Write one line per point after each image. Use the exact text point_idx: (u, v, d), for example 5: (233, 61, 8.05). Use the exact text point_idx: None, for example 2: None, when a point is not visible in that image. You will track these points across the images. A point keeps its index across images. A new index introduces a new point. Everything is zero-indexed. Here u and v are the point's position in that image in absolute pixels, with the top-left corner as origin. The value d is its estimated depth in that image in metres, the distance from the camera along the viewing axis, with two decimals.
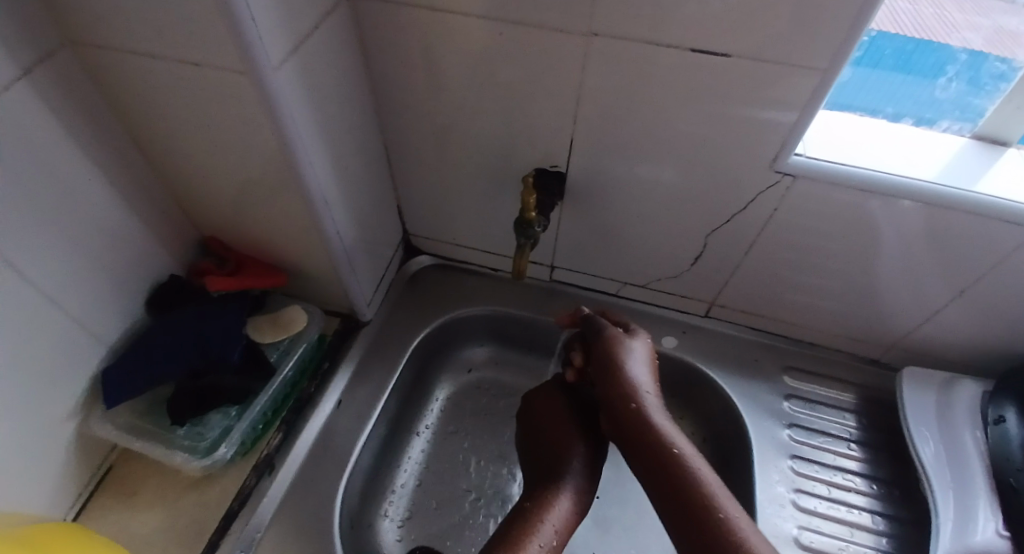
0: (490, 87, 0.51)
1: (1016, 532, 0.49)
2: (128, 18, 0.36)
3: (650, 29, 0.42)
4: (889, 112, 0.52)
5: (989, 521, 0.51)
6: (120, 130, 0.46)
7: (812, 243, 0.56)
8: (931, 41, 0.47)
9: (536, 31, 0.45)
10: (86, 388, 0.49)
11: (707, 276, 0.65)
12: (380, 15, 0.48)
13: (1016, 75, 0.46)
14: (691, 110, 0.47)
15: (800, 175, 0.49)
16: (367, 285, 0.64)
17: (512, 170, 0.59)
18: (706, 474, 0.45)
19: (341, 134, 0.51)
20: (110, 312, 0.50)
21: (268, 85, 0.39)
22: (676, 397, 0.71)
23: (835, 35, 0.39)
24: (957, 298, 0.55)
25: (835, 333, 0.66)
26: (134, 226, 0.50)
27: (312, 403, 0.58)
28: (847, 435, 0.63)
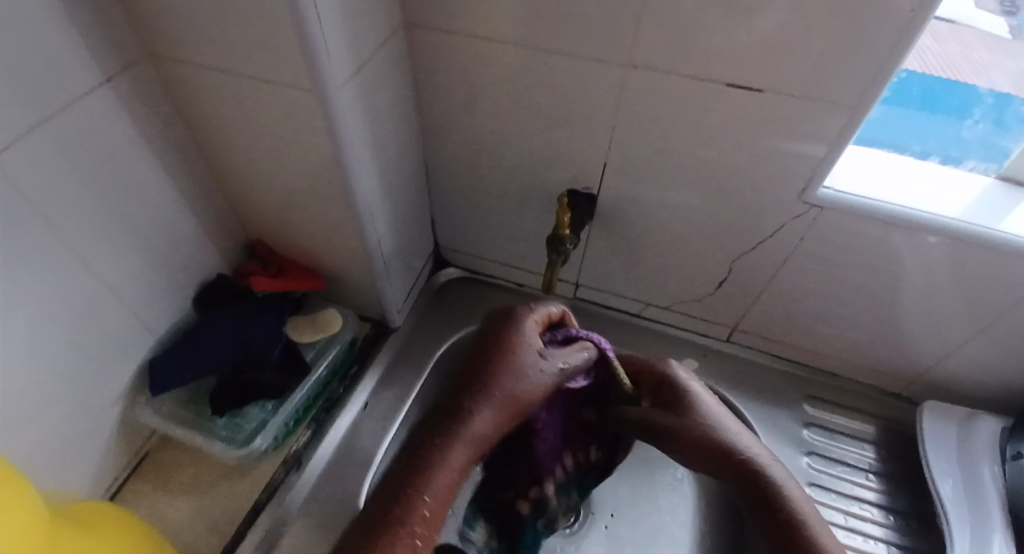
0: (530, 110, 0.53)
1: None
2: (207, 35, 0.40)
3: (688, 63, 0.45)
4: (916, 149, 0.53)
5: None
6: (187, 136, 0.49)
7: (835, 273, 0.57)
8: (959, 82, 0.51)
9: (578, 61, 0.47)
10: (133, 376, 0.52)
11: (730, 301, 0.66)
12: (433, 41, 0.51)
13: None
14: (723, 141, 0.49)
15: (825, 206, 0.51)
16: (399, 293, 0.66)
17: (545, 190, 0.61)
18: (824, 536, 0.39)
19: (388, 149, 0.54)
20: (162, 305, 0.52)
21: (329, 101, 0.42)
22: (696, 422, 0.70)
23: (864, 76, 0.41)
24: (979, 335, 0.56)
25: (856, 364, 0.67)
26: (191, 226, 0.53)
27: (342, 404, 0.60)
28: (865, 465, 0.63)
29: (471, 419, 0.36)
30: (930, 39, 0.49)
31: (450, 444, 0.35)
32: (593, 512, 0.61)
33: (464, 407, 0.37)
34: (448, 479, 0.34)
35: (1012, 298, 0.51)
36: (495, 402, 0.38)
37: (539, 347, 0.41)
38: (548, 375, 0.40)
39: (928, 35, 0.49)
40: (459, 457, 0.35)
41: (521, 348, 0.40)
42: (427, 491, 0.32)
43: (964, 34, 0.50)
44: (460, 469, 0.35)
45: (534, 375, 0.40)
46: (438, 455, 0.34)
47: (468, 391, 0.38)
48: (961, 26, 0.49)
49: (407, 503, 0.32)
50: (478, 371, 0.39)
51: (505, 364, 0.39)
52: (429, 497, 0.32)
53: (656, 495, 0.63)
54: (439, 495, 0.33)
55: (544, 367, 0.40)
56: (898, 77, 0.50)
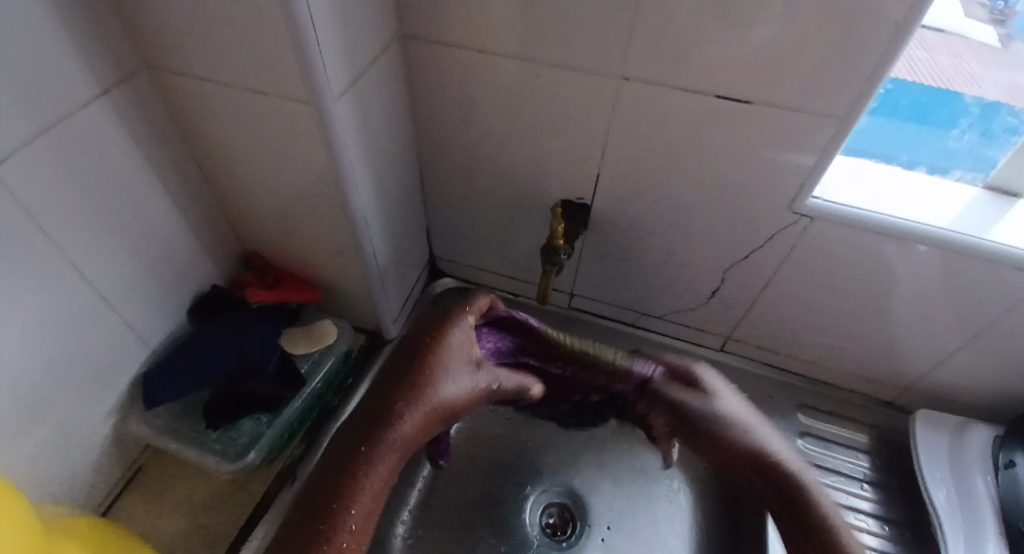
0: (524, 122, 0.54)
1: None
2: (205, 48, 0.40)
3: (680, 76, 0.45)
4: (904, 159, 0.55)
5: None
6: (184, 147, 0.50)
7: (827, 282, 0.58)
8: (948, 92, 0.51)
9: (571, 74, 0.48)
10: (126, 388, 0.51)
11: (723, 311, 0.66)
12: (428, 54, 0.51)
13: None
14: (715, 152, 0.50)
15: (816, 216, 0.51)
16: (395, 304, 0.66)
17: (539, 200, 0.62)
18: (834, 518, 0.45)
19: (384, 159, 0.54)
20: (157, 315, 0.52)
21: (326, 113, 0.42)
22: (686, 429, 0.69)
23: (851, 88, 0.42)
24: (970, 343, 0.57)
25: (849, 372, 0.67)
26: (186, 237, 0.53)
27: (337, 416, 0.59)
28: (859, 475, 0.63)
29: (399, 424, 0.41)
30: (920, 50, 0.48)
31: (380, 448, 0.40)
32: (590, 523, 0.61)
33: (391, 415, 0.41)
34: (376, 483, 0.39)
35: (1002, 306, 0.52)
36: (418, 409, 0.42)
37: (468, 357, 0.46)
38: (470, 384, 0.46)
39: (916, 46, 0.48)
40: (387, 457, 0.40)
41: (448, 360, 0.45)
42: (369, 478, 0.39)
43: (954, 44, 0.49)
44: (390, 467, 0.40)
45: (457, 386, 0.45)
46: (374, 453, 0.40)
47: (399, 400, 0.42)
48: (952, 35, 0.49)
49: (351, 491, 0.38)
50: (405, 381, 0.43)
51: (431, 374, 0.44)
52: (374, 480, 0.39)
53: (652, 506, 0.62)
54: (367, 495, 0.39)
55: (465, 378, 0.45)
56: (886, 87, 0.49)
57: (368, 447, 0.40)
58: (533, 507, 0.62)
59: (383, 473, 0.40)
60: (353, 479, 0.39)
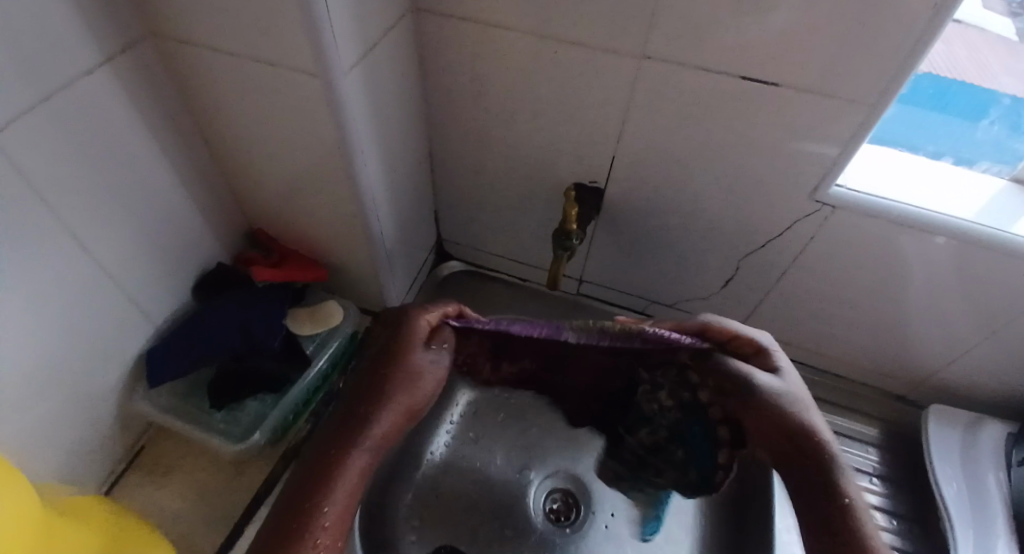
0: (538, 101, 0.52)
1: None
2: (211, 15, 0.38)
3: (703, 56, 0.43)
4: (930, 149, 0.52)
5: None
6: (188, 120, 0.48)
7: (842, 274, 0.56)
8: (971, 84, 0.49)
9: (589, 52, 0.46)
10: (130, 365, 0.51)
11: (735, 302, 0.65)
12: (441, 29, 0.50)
13: None
14: (735, 137, 0.48)
15: (838, 206, 0.50)
16: (400, 286, 0.65)
17: (551, 182, 0.60)
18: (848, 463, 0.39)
19: (393, 138, 0.53)
20: (162, 292, 0.51)
21: (336, 87, 0.40)
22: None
23: (883, 73, 0.40)
24: (986, 340, 0.56)
25: (861, 366, 0.66)
26: (191, 213, 0.52)
27: (342, 397, 0.59)
28: (870, 469, 0.62)
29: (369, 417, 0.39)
30: (955, 43, 0.47)
31: (355, 440, 0.38)
32: (594, 510, 0.60)
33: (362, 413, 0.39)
34: (354, 477, 0.37)
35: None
36: (393, 402, 0.40)
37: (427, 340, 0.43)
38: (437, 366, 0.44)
39: (944, 42, 0.46)
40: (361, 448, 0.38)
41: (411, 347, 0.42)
42: (345, 469, 0.37)
43: (972, 36, 0.47)
44: (364, 463, 0.38)
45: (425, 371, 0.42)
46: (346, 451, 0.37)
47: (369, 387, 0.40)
48: (973, 29, 0.46)
49: (319, 488, 0.35)
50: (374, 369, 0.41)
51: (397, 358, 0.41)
52: (345, 483, 0.36)
53: None
54: (339, 495, 0.36)
55: (432, 359, 0.43)
56: (915, 84, 0.48)
57: (340, 442, 0.38)
58: (536, 490, 0.61)
59: (358, 467, 0.37)
60: (326, 473, 0.36)
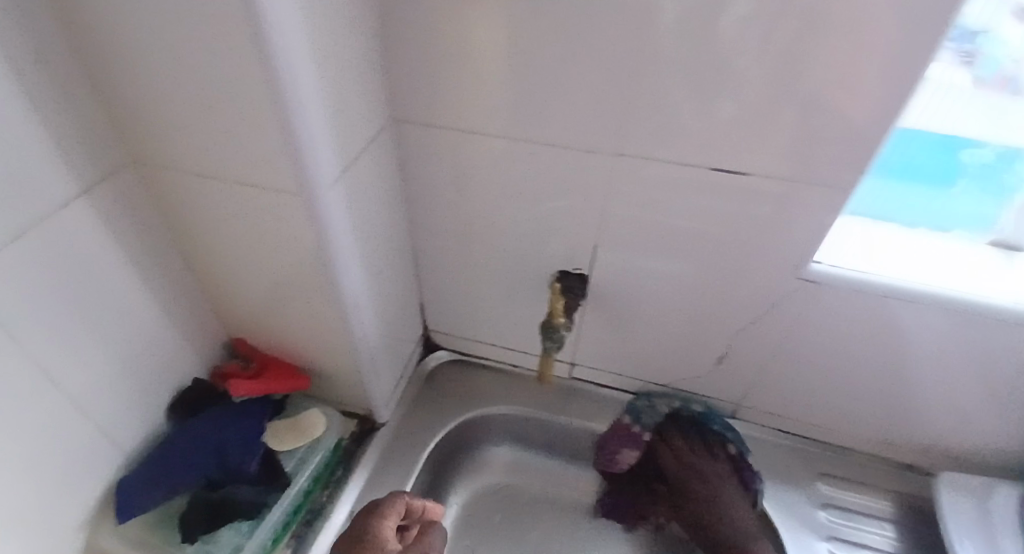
0: (518, 198, 0.53)
1: None
2: (193, 142, 0.39)
3: (675, 151, 0.45)
4: (904, 220, 0.54)
5: None
6: (168, 238, 0.47)
7: (837, 348, 0.56)
8: (949, 145, 0.49)
9: (566, 152, 0.48)
10: (99, 498, 0.47)
11: (731, 378, 0.64)
12: (419, 136, 0.51)
13: None
14: (713, 222, 0.49)
15: (821, 282, 0.50)
16: (387, 386, 0.63)
17: (536, 272, 0.60)
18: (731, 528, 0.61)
19: (377, 239, 0.53)
20: (133, 416, 0.48)
21: (317, 204, 0.41)
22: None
23: (848, 158, 0.42)
24: (992, 401, 0.55)
25: (866, 437, 0.64)
26: (169, 329, 0.50)
27: (325, 515, 0.55)
28: (889, 548, 0.60)
29: None
30: (923, 102, 0.47)
31: None
32: None
33: None
34: None
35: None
36: None
37: None
38: None
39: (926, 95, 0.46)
40: None
41: None
42: None
43: (946, 94, 0.46)
44: None
45: None
46: None
47: None
48: (943, 88, 0.46)
49: None
50: None
51: None
52: None
53: None
54: None
55: None
56: (891, 143, 0.48)
57: None
58: None
59: None
60: None
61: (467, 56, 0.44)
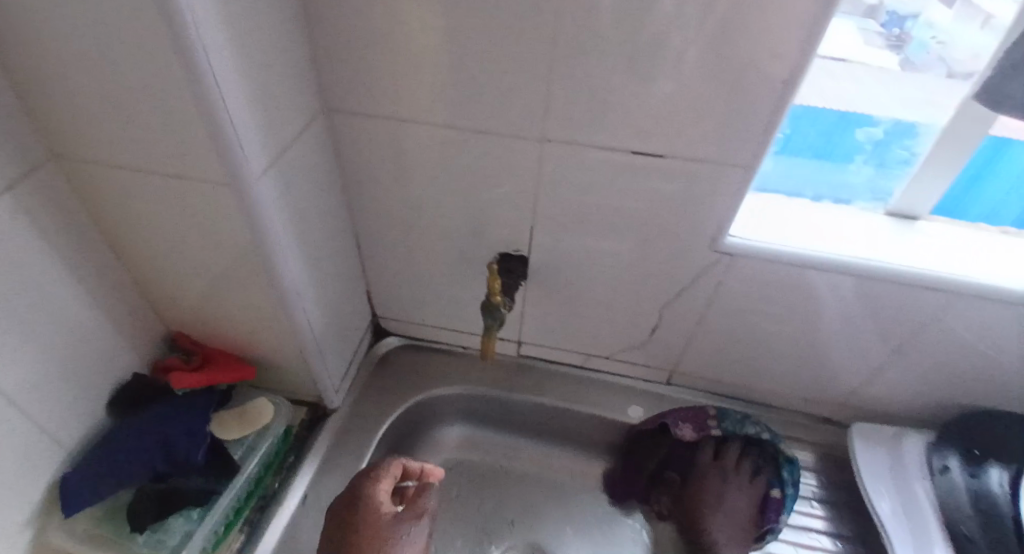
0: (455, 183, 0.55)
1: None
2: (117, 135, 0.39)
3: (597, 134, 0.48)
4: (810, 195, 0.59)
5: None
6: (98, 233, 0.47)
7: (758, 314, 0.61)
8: (848, 124, 0.54)
9: (497, 138, 0.50)
10: (42, 497, 0.47)
11: (665, 348, 0.68)
12: (353, 124, 0.52)
13: (915, 161, 0.54)
14: (638, 201, 0.52)
15: (736, 254, 0.55)
16: (336, 372, 0.65)
17: (477, 254, 0.62)
18: (719, 524, 0.64)
19: (316, 228, 0.54)
20: (72, 415, 0.48)
21: (249, 193, 0.41)
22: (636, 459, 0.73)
23: (750, 138, 0.46)
24: (892, 355, 0.61)
25: (788, 395, 0.70)
26: (105, 324, 0.50)
27: (278, 499, 0.56)
28: (810, 494, 0.67)
29: None
30: (823, 79, 0.52)
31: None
32: None
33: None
34: None
35: (925, 316, 0.56)
36: None
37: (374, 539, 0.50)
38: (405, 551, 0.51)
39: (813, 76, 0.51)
40: None
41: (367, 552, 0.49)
42: None
43: (859, 70, 0.53)
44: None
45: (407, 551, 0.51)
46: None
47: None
48: (853, 64, 0.52)
49: None
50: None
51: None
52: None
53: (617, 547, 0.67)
54: None
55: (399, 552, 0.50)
56: (786, 123, 0.53)
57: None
58: None
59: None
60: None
61: (394, 45, 0.45)
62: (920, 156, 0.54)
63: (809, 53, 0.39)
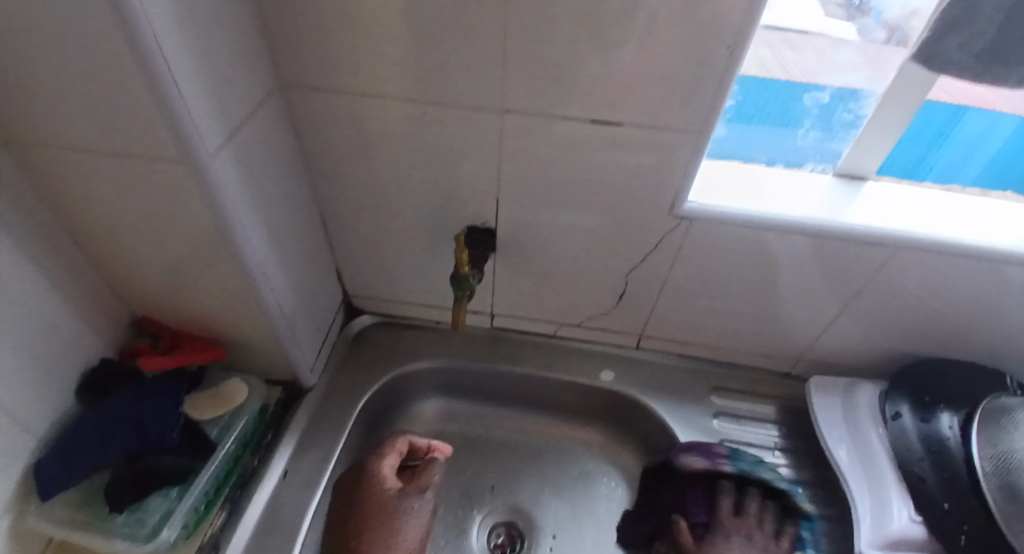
0: (418, 158, 0.55)
1: (925, 516, 0.58)
2: (65, 115, 0.38)
3: (556, 103, 0.49)
4: (763, 159, 0.61)
5: (903, 509, 0.59)
6: (53, 219, 0.46)
7: (718, 275, 0.63)
8: (794, 92, 0.56)
9: (457, 110, 0.50)
10: (16, 487, 0.46)
11: (633, 313, 0.70)
12: (311, 100, 0.52)
13: (860, 123, 0.57)
14: (599, 170, 0.54)
15: (695, 218, 0.56)
16: (310, 351, 0.65)
17: (445, 228, 0.63)
18: None
19: (279, 207, 0.53)
20: (40, 403, 0.47)
21: (206, 172, 0.41)
22: (609, 420, 0.76)
23: (703, 103, 0.47)
24: (843, 310, 0.65)
25: (750, 353, 0.74)
26: (67, 312, 0.49)
27: (258, 476, 0.57)
28: (772, 444, 0.70)
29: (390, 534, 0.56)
30: (773, 50, 0.54)
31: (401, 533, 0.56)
32: (537, 537, 0.67)
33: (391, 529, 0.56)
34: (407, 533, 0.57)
35: (872, 271, 0.59)
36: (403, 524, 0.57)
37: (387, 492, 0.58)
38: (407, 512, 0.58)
39: (760, 44, 0.53)
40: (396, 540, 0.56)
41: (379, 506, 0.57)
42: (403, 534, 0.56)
43: (812, 41, 0.54)
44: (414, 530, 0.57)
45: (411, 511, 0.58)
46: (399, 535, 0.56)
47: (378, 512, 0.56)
48: (806, 36, 0.54)
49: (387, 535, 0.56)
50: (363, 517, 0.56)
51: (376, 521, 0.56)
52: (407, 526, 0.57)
53: (594, 506, 0.70)
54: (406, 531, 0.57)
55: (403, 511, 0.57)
56: (736, 92, 0.55)
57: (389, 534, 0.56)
58: (479, 530, 0.68)
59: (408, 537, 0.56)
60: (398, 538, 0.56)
61: (347, 18, 0.44)
62: (865, 118, 0.56)
63: (756, 15, 0.40)
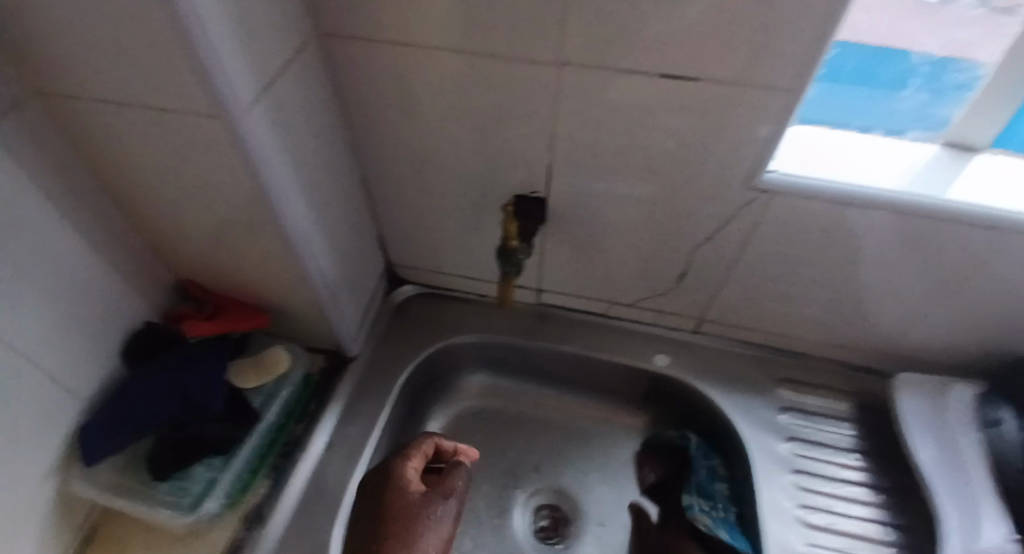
0: (465, 118, 0.51)
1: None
2: (93, 67, 0.36)
3: (620, 55, 0.42)
4: (855, 125, 0.53)
5: (997, 526, 0.51)
6: (92, 179, 0.45)
7: (797, 256, 0.56)
8: (894, 52, 0.48)
9: (507, 63, 0.45)
10: (65, 445, 0.47)
11: (693, 294, 0.64)
12: (351, 52, 0.48)
13: (977, 83, 0.47)
14: (666, 133, 0.47)
15: (778, 191, 0.49)
16: (351, 321, 0.63)
17: (492, 196, 0.58)
18: None
19: (318, 169, 0.50)
20: (86, 365, 0.48)
21: (237, 128, 0.38)
22: (661, 407, 0.71)
23: (799, 54, 0.39)
24: (944, 300, 0.56)
25: (824, 343, 0.66)
26: (109, 274, 0.48)
27: (301, 445, 0.57)
28: (847, 445, 0.63)
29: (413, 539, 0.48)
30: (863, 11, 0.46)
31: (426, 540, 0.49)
32: (580, 523, 0.64)
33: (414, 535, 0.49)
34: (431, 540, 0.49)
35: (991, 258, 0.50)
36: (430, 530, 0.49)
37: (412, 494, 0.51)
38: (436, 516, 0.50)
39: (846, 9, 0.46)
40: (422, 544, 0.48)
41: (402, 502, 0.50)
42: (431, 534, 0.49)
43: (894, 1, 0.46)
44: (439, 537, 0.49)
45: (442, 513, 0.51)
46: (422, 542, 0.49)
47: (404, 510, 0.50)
48: None
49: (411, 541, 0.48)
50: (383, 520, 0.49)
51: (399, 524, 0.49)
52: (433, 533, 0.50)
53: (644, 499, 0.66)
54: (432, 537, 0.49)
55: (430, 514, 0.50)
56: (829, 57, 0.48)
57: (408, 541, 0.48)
58: (520, 511, 0.65)
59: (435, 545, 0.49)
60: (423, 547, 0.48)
61: None
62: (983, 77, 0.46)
63: None
